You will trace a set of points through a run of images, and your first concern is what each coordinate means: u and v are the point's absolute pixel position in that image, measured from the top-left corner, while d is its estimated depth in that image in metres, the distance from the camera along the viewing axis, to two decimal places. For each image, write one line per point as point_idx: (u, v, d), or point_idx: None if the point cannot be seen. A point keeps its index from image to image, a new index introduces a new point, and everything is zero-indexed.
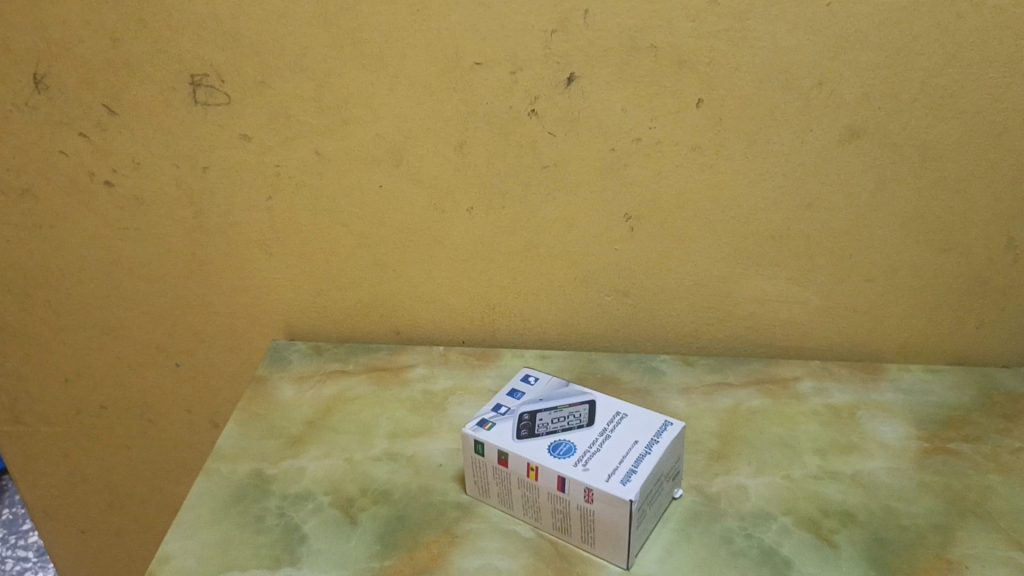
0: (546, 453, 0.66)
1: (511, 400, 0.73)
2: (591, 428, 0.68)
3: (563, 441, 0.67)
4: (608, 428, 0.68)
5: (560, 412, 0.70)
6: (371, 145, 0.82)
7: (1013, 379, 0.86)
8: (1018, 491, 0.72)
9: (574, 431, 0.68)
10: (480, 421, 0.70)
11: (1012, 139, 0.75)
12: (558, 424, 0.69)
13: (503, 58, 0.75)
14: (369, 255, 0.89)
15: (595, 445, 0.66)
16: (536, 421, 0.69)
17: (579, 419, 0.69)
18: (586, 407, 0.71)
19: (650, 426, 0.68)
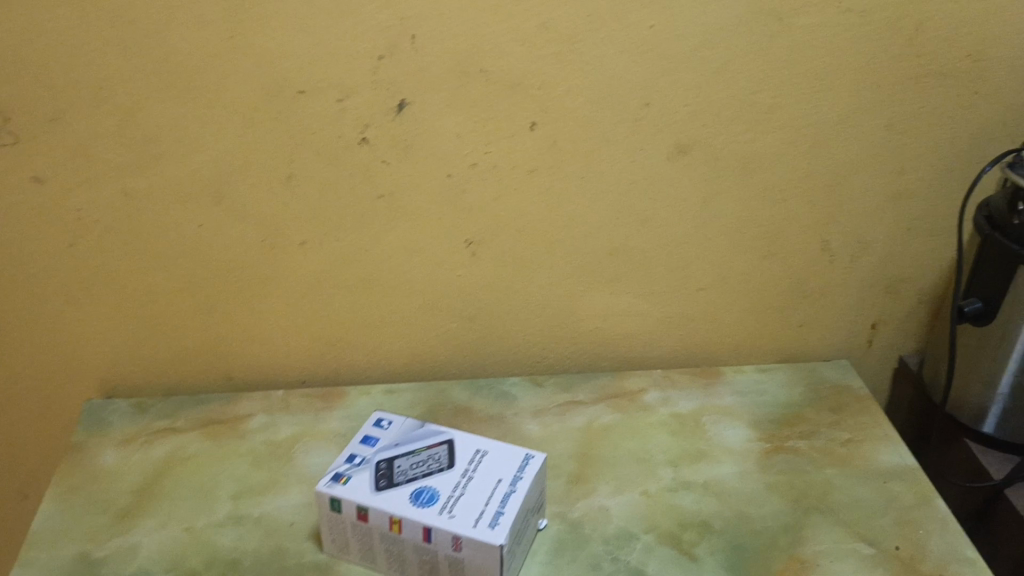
0: (408, 502, 0.63)
1: (365, 449, 0.69)
2: (451, 470, 0.66)
3: (425, 488, 0.64)
4: (470, 468, 0.66)
5: (418, 455, 0.68)
6: (188, 182, 0.75)
7: (835, 372, 0.92)
8: (852, 483, 0.76)
9: (435, 476, 0.65)
10: (334, 475, 0.66)
11: (825, 150, 0.79)
12: (417, 469, 0.66)
13: (328, 86, 0.71)
14: (194, 299, 0.82)
15: (458, 488, 0.64)
16: (394, 468, 0.66)
17: (439, 462, 0.67)
18: (443, 447, 0.68)
19: (511, 461, 0.67)
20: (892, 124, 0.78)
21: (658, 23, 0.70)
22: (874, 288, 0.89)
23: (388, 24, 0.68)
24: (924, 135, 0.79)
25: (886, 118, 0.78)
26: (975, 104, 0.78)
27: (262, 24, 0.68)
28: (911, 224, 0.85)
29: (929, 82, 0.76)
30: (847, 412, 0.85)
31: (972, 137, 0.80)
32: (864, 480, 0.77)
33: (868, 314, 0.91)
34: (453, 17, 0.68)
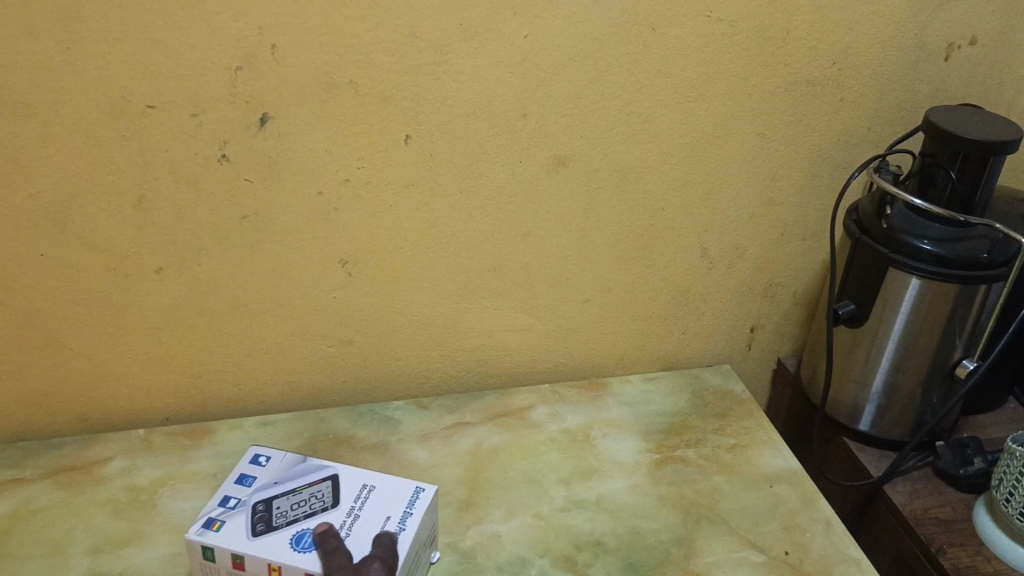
0: (288, 547, 0.58)
1: (240, 489, 0.64)
2: (333, 510, 0.62)
3: (305, 530, 0.59)
4: (356, 506, 0.62)
5: (298, 496, 0.63)
6: (24, 208, 0.68)
7: (718, 378, 0.92)
8: (739, 490, 0.77)
9: (318, 516, 0.61)
10: (206, 522, 0.60)
11: (701, 160, 0.79)
12: (298, 510, 0.61)
13: (181, 101, 0.65)
14: (37, 335, 0.75)
15: (343, 528, 0.60)
16: (273, 508, 0.61)
17: (323, 500, 0.63)
18: (325, 487, 0.64)
19: (399, 494, 0.64)
20: (763, 132, 0.79)
21: (531, 32, 0.68)
22: (752, 293, 0.90)
23: (244, 34, 0.63)
24: (794, 141, 0.80)
25: (757, 127, 0.79)
26: (839, 112, 0.79)
27: (102, 33, 0.61)
28: (785, 229, 0.86)
29: (797, 90, 0.77)
30: (732, 417, 0.86)
31: (839, 143, 0.82)
32: (751, 486, 0.77)
33: (747, 319, 0.92)
34: (316, 26, 0.64)
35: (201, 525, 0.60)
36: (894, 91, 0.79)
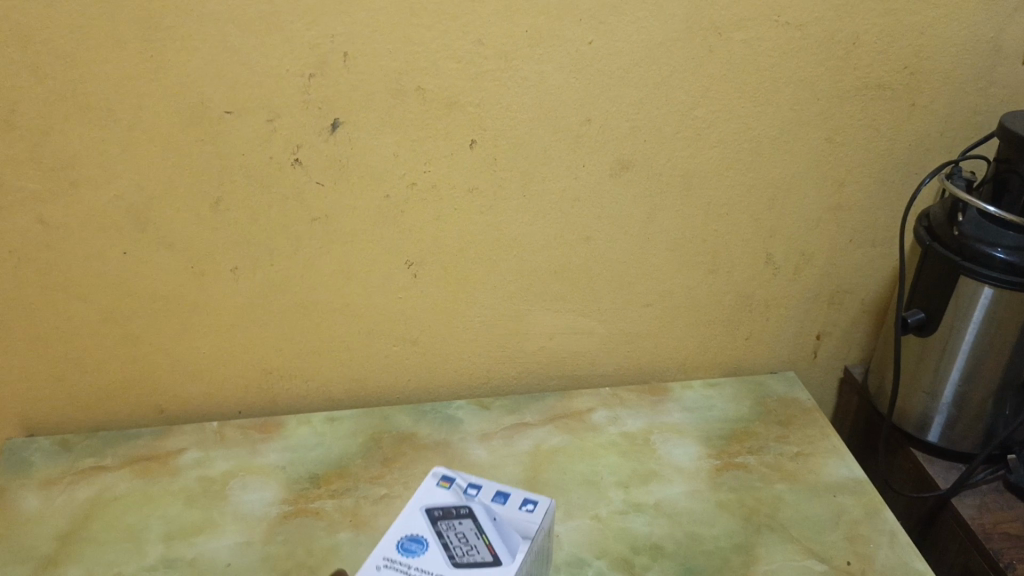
0: (403, 536, 0.58)
1: (495, 504, 0.61)
2: (443, 568, 0.55)
3: (425, 544, 0.57)
4: None
5: (478, 532, 0.58)
6: (109, 208, 0.71)
7: (781, 385, 0.92)
8: (802, 498, 0.76)
9: (439, 555, 0.56)
10: (455, 484, 0.63)
11: (766, 164, 0.79)
12: (455, 528, 0.59)
13: (256, 107, 0.68)
14: (119, 329, 0.79)
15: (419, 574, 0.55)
16: (454, 512, 0.60)
17: (465, 558, 0.56)
18: (486, 555, 0.56)
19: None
20: (831, 137, 0.78)
21: (596, 39, 0.69)
22: (817, 300, 0.89)
23: (317, 42, 0.66)
24: (863, 146, 0.79)
25: (825, 131, 0.78)
26: (910, 117, 0.78)
27: (185, 43, 0.64)
28: (853, 235, 0.85)
29: (866, 95, 0.76)
30: (795, 425, 0.85)
31: (910, 149, 0.80)
32: (814, 495, 0.76)
33: (812, 326, 0.91)
34: (385, 33, 0.66)
35: (440, 475, 0.64)
36: (969, 96, 0.77)
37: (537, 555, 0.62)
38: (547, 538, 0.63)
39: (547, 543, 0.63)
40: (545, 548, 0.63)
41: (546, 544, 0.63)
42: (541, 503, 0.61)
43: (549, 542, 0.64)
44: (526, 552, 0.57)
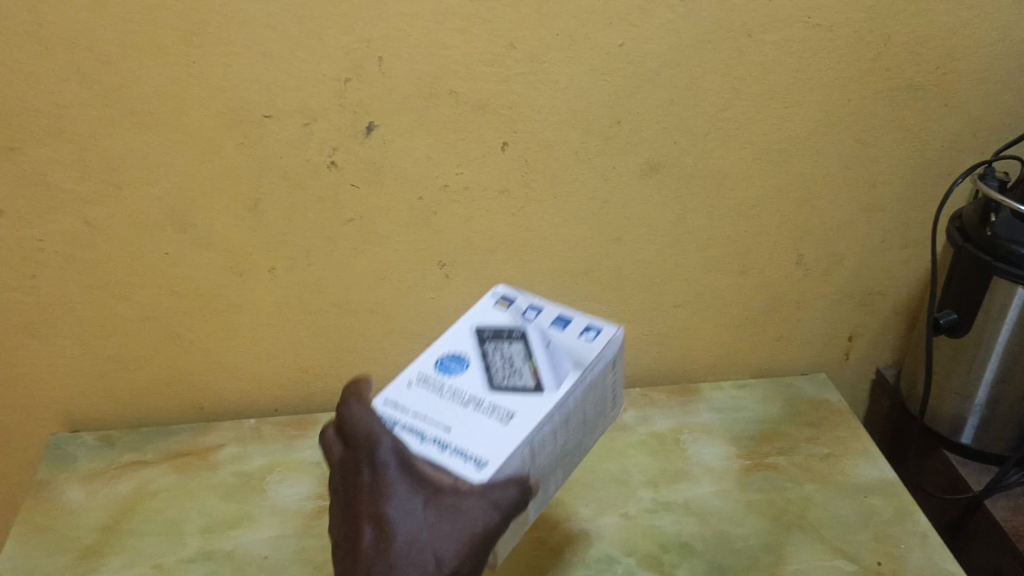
0: (444, 352, 0.54)
1: (553, 330, 0.56)
2: (478, 389, 0.51)
3: (467, 363, 0.53)
4: (483, 403, 0.50)
5: (523, 355, 0.54)
6: (151, 210, 0.73)
7: (812, 387, 0.92)
8: (831, 499, 0.76)
9: (477, 377, 0.52)
10: (508, 301, 0.59)
11: (797, 165, 0.79)
12: (499, 349, 0.54)
13: (293, 110, 0.69)
14: (160, 328, 0.81)
15: (450, 392, 0.51)
16: (503, 333, 0.55)
17: (502, 382, 0.52)
18: (526, 382, 0.52)
19: (483, 438, 0.48)
20: (862, 137, 0.78)
21: (626, 41, 0.70)
22: (848, 301, 0.89)
23: (353, 47, 0.67)
24: (895, 147, 0.79)
25: (856, 132, 0.78)
26: (943, 117, 0.78)
27: (225, 49, 0.66)
28: (884, 237, 0.85)
29: (898, 96, 0.76)
30: (826, 426, 0.85)
31: (942, 149, 0.80)
32: (844, 495, 0.76)
33: (843, 327, 0.91)
34: (419, 38, 0.67)
35: (498, 295, 0.59)
36: (1003, 96, 0.77)
37: (597, 387, 0.56)
38: (614, 373, 0.58)
39: (615, 367, 0.58)
40: (613, 374, 0.58)
41: (612, 368, 0.57)
42: (602, 329, 0.56)
43: (618, 363, 0.59)
44: (574, 380, 0.52)
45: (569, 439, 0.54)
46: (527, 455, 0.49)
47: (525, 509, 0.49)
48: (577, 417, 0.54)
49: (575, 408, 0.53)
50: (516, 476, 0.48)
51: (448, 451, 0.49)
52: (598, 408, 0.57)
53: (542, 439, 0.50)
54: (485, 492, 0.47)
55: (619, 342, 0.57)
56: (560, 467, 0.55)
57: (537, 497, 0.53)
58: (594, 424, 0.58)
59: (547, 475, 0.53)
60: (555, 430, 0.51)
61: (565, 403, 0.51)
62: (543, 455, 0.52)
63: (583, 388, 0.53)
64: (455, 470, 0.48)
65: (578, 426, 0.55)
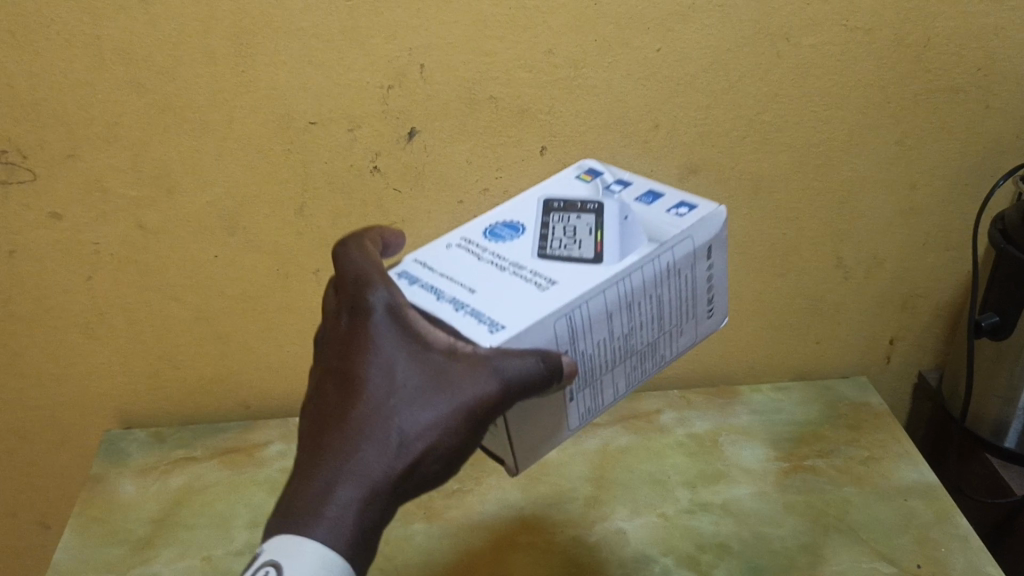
0: (503, 218, 0.52)
1: (638, 205, 0.51)
2: (525, 256, 0.48)
3: (523, 231, 0.51)
4: (525, 271, 0.47)
5: (588, 227, 0.50)
6: (201, 215, 0.76)
7: (852, 390, 0.91)
8: (871, 501, 0.76)
9: (527, 242, 0.50)
10: (595, 177, 0.55)
11: (836, 168, 0.79)
12: (564, 219, 0.51)
13: (338, 117, 0.71)
14: (210, 328, 0.83)
15: (492, 257, 0.49)
16: (575, 205, 0.52)
17: (555, 250, 0.48)
18: (583, 252, 0.48)
19: (507, 303, 0.45)
20: (902, 140, 0.78)
21: (664, 46, 0.71)
22: (889, 305, 0.89)
23: (396, 55, 0.69)
24: (937, 149, 0.79)
25: (895, 135, 0.78)
26: (985, 119, 0.77)
27: (273, 59, 0.68)
28: (926, 239, 0.84)
29: (938, 97, 0.76)
30: (865, 429, 0.85)
31: (985, 150, 0.79)
32: (883, 498, 0.76)
33: (884, 330, 0.91)
34: (460, 45, 0.69)
35: (586, 168, 0.56)
36: None
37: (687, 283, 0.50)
38: (716, 270, 0.51)
39: (720, 261, 0.51)
40: (714, 270, 0.51)
41: (714, 261, 0.51)
42: (699, 211, 0.50)
43: (725, 259, 0.52)
44: (644, 254, 0.47)
45: (639, 327, 0.49)
46: (567, 328, 0.45)
47: (550, 389, 0.44)
48: (655, 302, 0.49)
49: (649, 291, 0.48)
50: (545, 350, 0.44)
51: (465, 312, 0.45)
52: (688, 304, 0.51)
53: (593, 314, 0.46)
54: (491, 359, 0.42)
55: (722, 227, 0.50)
56: (627, 362, 0.50)
57: (585, 388, 0.49)
58: (682, 321, 0.51)
59: (604, 363, 0.48)
60: (615, 307, 0.46)
61: (629, 276, 0.46)
62: (598, 336, 0.47)
63: (659, 267, 0.47)
64: (466, 331, 0.44)
65: (656, 316, 0.49)
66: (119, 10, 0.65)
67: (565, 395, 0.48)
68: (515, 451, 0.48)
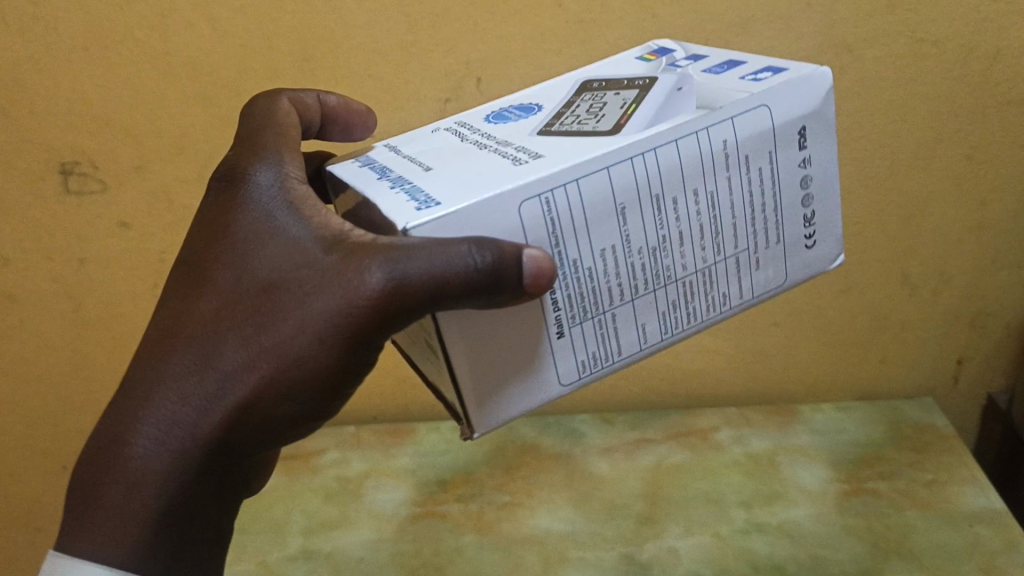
0: (522, 103, 0.50)
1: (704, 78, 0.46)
2: (524, 131, 0.46)
3: (541, 111, 0.48)
4: (512, 146, 0.44)
5: (621, 105, 0.45)
6: None
7: (918, 411, 0.89)
8: (934, 526, 0.73)
9: (536, 118, 0.47)
10: (668, 59, 0.51)
11: (900, 182, 0.77)
12: (599, 98, 0.47)
13: (396, 130, 0.73)
14: None
15: (488, 136, 0.46)
16: (622, 83, 0.48)
17: (562, 123, 0.45)
18: (600, 125, 0.43)
19: (461, 178, 0.41)
20: (971, 154, 0.76)
21: (722, 59, 0.70)
22: (957, 323, 0.86)
23: (453, 69, 0.70)
24: (1008, 163, 0.76)
25: (964, 148, 0.75)
26: None
27: (333, 73, 0.70)
28: (997, 255, 0.81)
29: (1010, 110, 0.73)
30: (930, 451, 0.82)
31: None
32: (948, 523, 0.73)
33: (951, 349, 0.88)
34: (516, 58, 0.69)
35: (655, 49, 0.53)
36: None
37: (744, 181, 0.43)
38: (810, 163, 0.45)
39: (815, 150, 0.45)
40: (807, 164, 0.45)
41: (807, 151, 0.44)
42: (785, 75, 0.44)
43: (828, 146, 0.45)
44: (676, 126, 0.41)
45: (677, 234, 0.43)
46: (545, 214, 0.40)
47: (484, 291, 0.38)
48: (701, 200, 0.42)
49: (687, 178, 0.42)
50: (501, 242, 0.38)
51: (402, 189, 0.41)
52: (759, 213, 0.44)
53: (596, 196, 0.40)
54: (387, 253, 0.39)
55: (811, 102, 0.44)
56: (666, 283, 0.44)
57: (585, 320, 0.43)
58: (752, 237, 0.45)
59: (623, 280, 0.42)
60: (629, 196, 0.41)
61: (651, 151, 0.41)
62: (604, 234, 0.41)
63: (703, 141, 0.42)
64: (386, 209, 0.40)
65: (706, 221, 0.43)
66: (186, 26, 0.67)
67: (544, 319, 0.42)
68: (464, 380, 0.41)
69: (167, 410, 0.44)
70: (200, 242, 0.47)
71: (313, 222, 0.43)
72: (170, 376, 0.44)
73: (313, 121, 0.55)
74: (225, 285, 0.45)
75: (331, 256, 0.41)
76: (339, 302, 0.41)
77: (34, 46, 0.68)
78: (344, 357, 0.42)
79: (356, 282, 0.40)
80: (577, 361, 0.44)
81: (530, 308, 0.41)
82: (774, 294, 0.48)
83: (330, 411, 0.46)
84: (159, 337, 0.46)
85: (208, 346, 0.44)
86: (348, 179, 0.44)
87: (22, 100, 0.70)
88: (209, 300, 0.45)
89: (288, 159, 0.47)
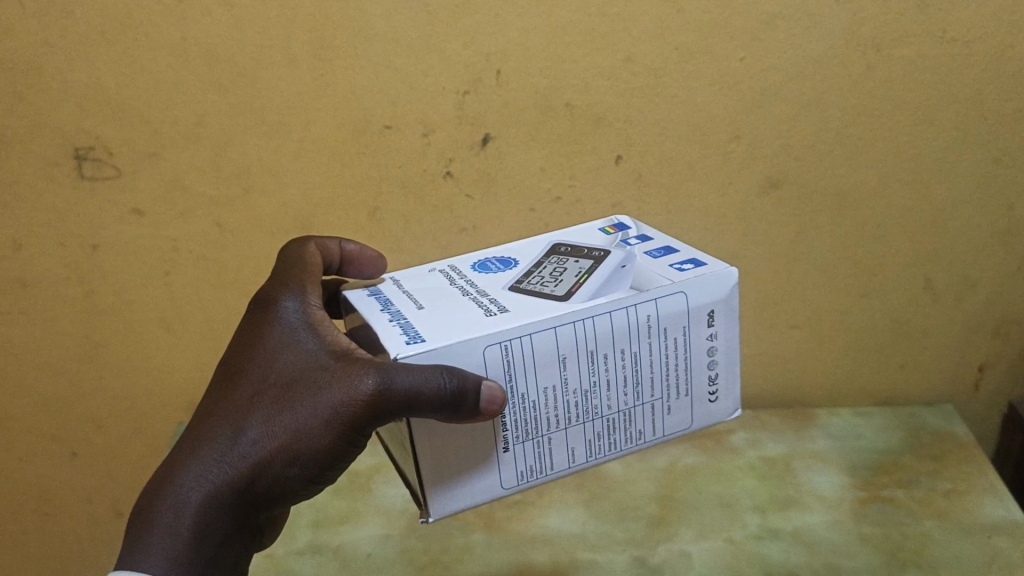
0: (500, 256, 0.58)
1: (645, 259, 0.53)
2: (494, 282, 0.53)
3: (514, 265, 0.56)
4: (480, 296, 0.51)
5: (576, 272, 0.52)
6: (277, 215, 0.76)
7: (938, 420, 0.87)
8: (953, 537, 0.72)
9: (509, 271, 0.55)
10: (623, 234, 0.59)
11: (926, 185, 0.75)
12: (563, 261, 0.55)
13: (413, 121, 0.71)
14: None
15: (467, 281, 0.54)
16: (583, 252, 0.55)
17: (526, 280, 0.53)
18: (555, 290, 0.50)
19: (447, 323, 0.48)
20: (1000, 158, 0.74)
21: (748, 55, 0.68)
22: (979, 331, 0.84)
23: (473, 61, 0.68)
24: None
25: (994, 152, 0.74)
26: None
27: (351, 63, 0.69)
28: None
29: None
30: (949, 461, 0.81)
31: None
32: (967, 534, 0.72)
33: (973, 357, 0.86)
34: (538, 50, 0.68)
35: (617, 224, 0.61)
36: None
37: (667, 347, 0.49)
38: (717, 337, 0.50)
39: (722, 329, 0.50)
40: (715, 338, 0.50)
41: (715, 329, 0.50)
42: (702, 269, 0.50)
43: (732, 328, 0.51)
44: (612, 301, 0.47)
45: (605, 382, 0.48)
46: (504, 357, 0.46)
47: (463, 417, 0.44)
48: (627, 358, 0.48)
49: (617, 340, 0.48)
50: (464, 373, 0.44)
51: (397, 322, 0.49)
52: (674, 373, 0.50)
53: (537, 352, 0.46)
54: (383, 368, 0.45)
55: (725, 291, 0.50)
56: (593, 419, 0.49)
57: (527, 440, 0.49)
58: (666, 390, 0.50)
59: (558, 413, 0.48)
60: (569, 349, 0.47)
61: (590, 319, 0.47)
62: (546, 377, 0.47)
63: (632, 316, 0.47)
64: (383, 337, 0.47)
65: (629, 375, 0.49)
66: (205, 13, 0.66)
67: (495, 438, 0.48)
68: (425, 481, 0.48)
69: (198, 468, 0.50)
70: (234, 351, 0.55)
71: (332, 334, 0.52)
72: (204, 441, 0.50)
73: (333, 262, 0.63)
74: (252, 379, 0.52)
75: (339, 364, 0.49)
76: (341, 397, 0.47)
77: (50, 30, 0.67)
78: (340, 446, 0.49)
79: (355, 386, 0.47)
80: (518, 470, 0.49)
81: (482, 429, 0.47)
82: (681, 436, 0.53)
83: (328, 477, 0.52)
84: (198, 414, 0.53)
85: (237, 421, 0.50)
86: (357, 307, 0.52)
87: (37, 83, 0.70)
88: (243, 389, 0.52)
89: (309, 291, 0.56)
